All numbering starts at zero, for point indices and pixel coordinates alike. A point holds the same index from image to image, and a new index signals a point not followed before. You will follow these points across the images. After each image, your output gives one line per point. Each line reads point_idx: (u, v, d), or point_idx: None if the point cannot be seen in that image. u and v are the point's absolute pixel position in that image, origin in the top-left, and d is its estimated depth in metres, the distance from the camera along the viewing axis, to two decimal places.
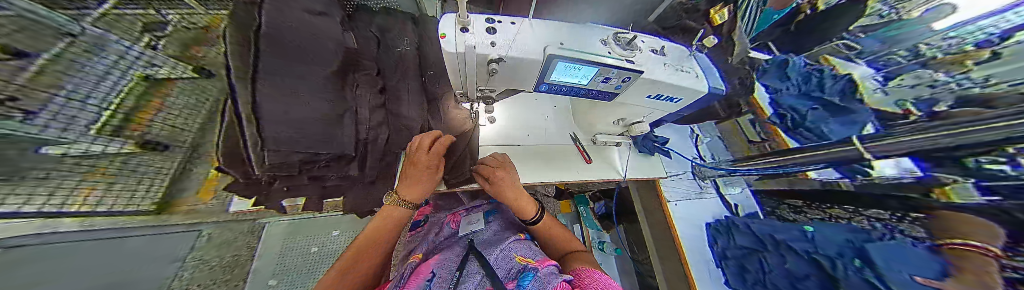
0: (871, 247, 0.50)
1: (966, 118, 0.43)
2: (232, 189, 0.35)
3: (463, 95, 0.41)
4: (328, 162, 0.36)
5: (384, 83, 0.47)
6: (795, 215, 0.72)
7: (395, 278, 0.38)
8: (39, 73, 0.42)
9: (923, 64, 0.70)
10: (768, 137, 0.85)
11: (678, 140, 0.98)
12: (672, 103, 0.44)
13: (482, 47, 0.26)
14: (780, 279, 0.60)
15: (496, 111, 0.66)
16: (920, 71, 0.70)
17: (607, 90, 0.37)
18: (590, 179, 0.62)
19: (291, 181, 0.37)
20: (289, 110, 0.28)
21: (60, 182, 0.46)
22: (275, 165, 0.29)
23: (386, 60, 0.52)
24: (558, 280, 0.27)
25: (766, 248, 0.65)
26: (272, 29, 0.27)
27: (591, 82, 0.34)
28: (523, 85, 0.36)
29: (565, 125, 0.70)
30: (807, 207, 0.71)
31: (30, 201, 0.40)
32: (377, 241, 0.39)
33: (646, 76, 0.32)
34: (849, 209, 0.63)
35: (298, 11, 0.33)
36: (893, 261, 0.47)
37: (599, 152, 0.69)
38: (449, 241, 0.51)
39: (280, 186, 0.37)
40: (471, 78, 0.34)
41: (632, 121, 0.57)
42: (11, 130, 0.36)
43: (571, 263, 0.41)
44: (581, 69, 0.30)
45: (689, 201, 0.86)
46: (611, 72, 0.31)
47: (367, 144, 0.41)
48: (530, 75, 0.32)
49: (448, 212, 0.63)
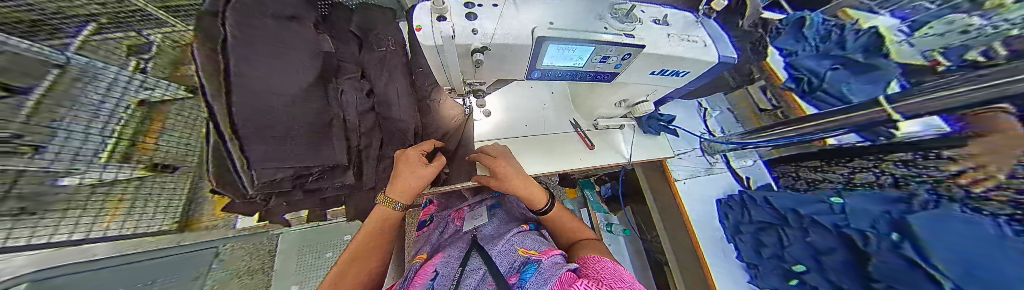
0: (912, 219, 0.39)
1: (1003, 66, 0.39)
2: (230, 209, 0.37)
3: (454, 91, 0.40)
4: (319, 174, 0.36)
5: (370, 86, 0.48)
6: (815, 174, 0.68)
7: (402, 278, 0.38)
8: (48, 112, 0.42)
9: (953, 7, 0.63)
10: (781, 104, 0.79)
11: (685, 116, 0.94)
12: (676, 78, 0.41)
13: (463, 36, 0.24)
14: (803, 253, 0.57)
15: (490, 104, 0.63)
16: (954, 16, 0.60)
17: (606, 70, 0.34)
18: (594, 166, 0.61)
19: (287, 195, 0.38)
20: (273, 125, 0.28)
21: (80, 214, 0.47)
22: (266, 183, 0.29)
23: (370, 62, 0.51)
24: (563, 271, 0.27)
25: (784, 222, 0.62)
26: (242, 39, 0.25)
27: (587, 64, 0.31)
28: (515, 74, 0.33)
29: (564, 111, 0.67)
30: (826, 165, 0.66)
31: (54, 233, 0.42)
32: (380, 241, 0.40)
33: (649, 51, 0.29)
34: (871, 158, 0.58)
35: (268, 16, 0.31)
36: (932, 232, 0.37)
37: (601, 137, 0.66)
38: (453, 237, 0.52)
39: (279, 201, 0.38)
40: (456, 71, 0.31)
41: (635, 101, 0.53)
42: (23, 166, 0.37)
43: (577, 251, 0.41)
44: (575, 50, 0.27)
45: (696, 178, 0.84)
46: (609, 51, 0.27)
47: (361, 150, 0.43)
48: (520, 62, 0.29)
49: (452, 210, 0.64)
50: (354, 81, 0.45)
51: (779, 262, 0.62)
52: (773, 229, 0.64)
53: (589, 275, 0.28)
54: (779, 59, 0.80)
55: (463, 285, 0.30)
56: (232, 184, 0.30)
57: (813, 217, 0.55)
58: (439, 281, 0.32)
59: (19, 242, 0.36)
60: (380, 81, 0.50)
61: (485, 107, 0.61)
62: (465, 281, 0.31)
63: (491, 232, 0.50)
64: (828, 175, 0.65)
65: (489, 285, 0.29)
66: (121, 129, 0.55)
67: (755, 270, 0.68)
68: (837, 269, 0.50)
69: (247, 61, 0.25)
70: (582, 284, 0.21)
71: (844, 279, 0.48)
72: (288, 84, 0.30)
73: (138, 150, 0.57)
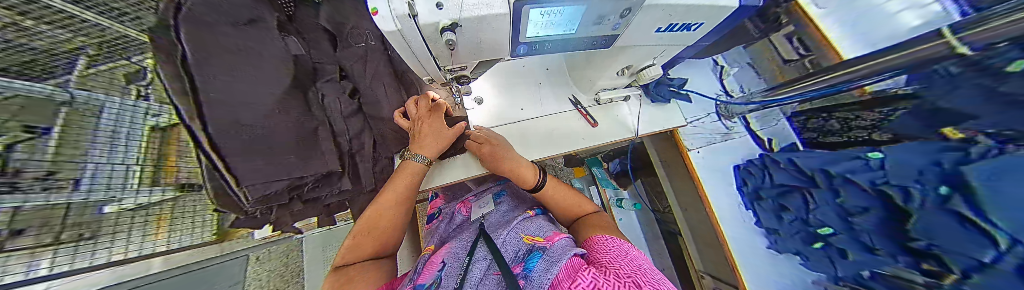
0: (970, 169, 0.31)
1: None
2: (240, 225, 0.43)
3: (440, 77, 0.38)
4: (312, 183, 0.42)
5: (350, 86, 0.52)
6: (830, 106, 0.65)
7: (410, 272, 0.39)
8: None
9: None
10: (812, 51, 0.69)
11: (698, 78, 0.87)
12: (687, 33, 0.35)
13: (425, 14, 0.19)
14: (829, 215, 0.52)
15: (480, 89, 0.59)
16: None
17: (602, 34, 0.29)
18: (598, 143, 0.58)
19: (286, 207, 0.44)
20: (244, 143, 0.30)
21: (128, 235, 0.56)
22: (258, 198, 0.34)
23: (346, 59, 0.54)
24: (568, 255, 0.25)
25: (811, 183, 0.56)
26: (205, 69, 0.27)
27: (580, 30, 0.27)
28: (498, 51, 0.30)
29: (561, 87, 0.62)
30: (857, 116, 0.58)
31: (21, 270, 0.36)
32: (392, 211, 0.38)
33: (649, 6, 0.24)
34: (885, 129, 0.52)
35: (209, 27, 0.30)
36: (995, 183, 0.28)
37: (603, 111, 0.62)
38: (462, 226, 0.54)
39: (280, 212, 0.44)
40: (429, 56, 0.28)
41: (639, 67, 0.47)
42: None
43: (582, 230, 0.40)
44: (559, 13, 0.21)
45: (712, 145, 0.80)
46: (601, 10, 0.22)
47: (355, 154, 0.49)
48: (501, 35, 0.25)
49: (458, 201, 0.65)
50: (332, 82, 0.50)
51: (802, 226, 0.60)
52: (797, 192, 0.59)
53: (597, 261, 0.26)
54: (849, 31, 0.65)
55: (470, 275, 0.30)
56: (228, 203, 0.36)
57: (846, 177, 0.48)
58: (446, 273, 0.32)
59: (63, 267, 0.42)
60: (362, 78, 0.54)
61: (475, 95, 0.58)
62: (471, 271, 0.31)
63: (496, 220, 0.50)
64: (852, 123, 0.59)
65: (494, 275, 0.29)
66: (140, 172, 0.59)
67: (776, 236, 0.67)
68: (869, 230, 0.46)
69: (214, 86, 0.27)
70: (586, 272, 0.18)
71: (877, 237, 0.45)
72: (257, 108, 0.33)
73: (165, 174, 0.61)
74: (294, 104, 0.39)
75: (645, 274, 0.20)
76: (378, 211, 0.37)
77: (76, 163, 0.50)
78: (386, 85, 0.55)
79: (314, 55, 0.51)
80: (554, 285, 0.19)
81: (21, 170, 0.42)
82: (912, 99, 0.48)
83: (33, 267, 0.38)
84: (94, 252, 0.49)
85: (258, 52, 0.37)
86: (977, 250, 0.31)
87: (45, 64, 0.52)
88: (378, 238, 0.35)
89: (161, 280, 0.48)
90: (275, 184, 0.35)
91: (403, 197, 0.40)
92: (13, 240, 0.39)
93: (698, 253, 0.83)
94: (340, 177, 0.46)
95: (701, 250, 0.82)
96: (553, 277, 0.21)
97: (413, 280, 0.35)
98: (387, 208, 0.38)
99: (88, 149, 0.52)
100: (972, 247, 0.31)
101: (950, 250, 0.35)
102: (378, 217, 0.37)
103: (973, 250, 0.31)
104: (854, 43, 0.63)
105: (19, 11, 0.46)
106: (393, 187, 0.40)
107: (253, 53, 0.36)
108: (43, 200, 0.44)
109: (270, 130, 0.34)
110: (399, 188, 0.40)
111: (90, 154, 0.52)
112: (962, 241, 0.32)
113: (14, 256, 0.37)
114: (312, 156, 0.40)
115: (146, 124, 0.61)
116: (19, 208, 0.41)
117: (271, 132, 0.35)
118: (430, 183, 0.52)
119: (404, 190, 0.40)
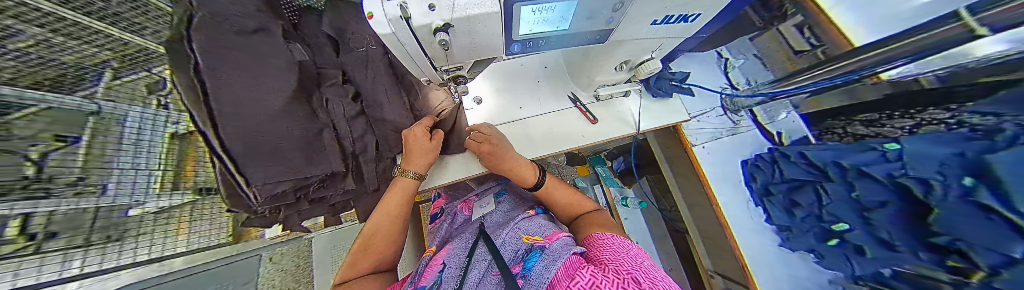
0: (994, 157, 0.29)
1: None
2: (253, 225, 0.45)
3: (439, 77, 0.38)
4: (318, 182, 0.43)
5: (353, 89, 0.54)
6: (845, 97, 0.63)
7: (413, 273, 0.40)
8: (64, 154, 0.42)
9: None
10: (823, 41, 0.69)
11: (703, 71, 0.85)
12: (685, 25, 0.35)
13: (418, 16, 0.20)
14: (845, 211, 0.50)
15: (479, 89, 0.59)
16: None
17: (598, 29, 0.29)
18: (598, 141, 0.58)
19: (293, 207, 0.45)
20: (252, 145, 0.32)
21: (150, 238, 0.59)
22: (268, 197, 0.36)
23: (349, 63, 0.56)
24: (568, 254, 0.25)
25: (825, 177, 0.54)
26: (216, 75, 0.28)
27: (574, 25, 0.27)
28: (493, 50, 0.31)
29: (560, 84, 0.62)
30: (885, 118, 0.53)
31: (51, 270, 0.39)
32: (387, 228, 0.40)
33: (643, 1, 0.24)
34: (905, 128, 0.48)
35: (218, 36, 0.31)
36: (1020, 170, 0.27)
37: (603, 108, 0.62)
38: (463, 226, 0.54)
39: (288, 212, 0.46)
40: (424, 58, 0.29)
41: (638, 62, 0.47)
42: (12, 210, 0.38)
43: (583, 228, 0.40)
44: (551, 9, 0.21)
45: (718, 140, 0.78)
46: (593, 5, 0.22)
47: (358, 155, 0.50)
48: (494, 34, 0.26)
49: (460, 201, 0.66)
50: (335, 86, 0.51)
51: (816, 223, 0.58)
52: (810, 186, 0.57)
53: (597, 258, 0.26)
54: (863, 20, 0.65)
55: (470, 275, 0.30)
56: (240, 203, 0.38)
57: (861, 169, 0.46)
58: (448, 274, 0.33)
59: (92, 268, 0.45)
60: (364, 81, 0.55)
61: (475, 95, 0.58)
62: (472, 271, 0.31)
63: (496, 220, 0.50)
64: (881, 129, 0.52)
65: (494, 275, 0.29)
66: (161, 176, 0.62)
67: (788, 233, 0.65)
68: (887, 225, 0.44)
69: (224, 91, 0.29)
70: (585, 271, 0.18)
71: (894, 233, 0.43)
72: (266, 111, 0.35)
73: (184, 178, 0.65)
74: (299, 107, 0.41)
75: (643, 271, 0.20)
76: (376, 229, 0.39)
77: (102, 171, 0.53)
78: (387, 88, 0.57)
79: (318, 60, 0.53)
80: (553, 284, 0.19)
81: (54, 177, 0.45)
82: (931, 88, 0.46)
83: (62, 268, 0.40)
84: (120, 253, 0.52)
85: (265, 58, 0.38)
86: (1003, 244, 0.29)
87: (74, 77, 0.55)
88: (371, 260, 0.36)
89: (182, 279, 0.51)
90: (282, 183, 0.37)
91: (399, 214, 0.41)
92: (46, 242, 0.42)
93: (706, 251, 0.81)
94: (344, 177, 0.48)
95: (709, 248, 0.80)
96: (553, 277, 0.21)
97: (415, 282, 0.36)
98: (381, 227, 0.39)
99: (113, 156, 0.55)
100: (996, 242, 0.30)
101: (975, 245, 0.33)
102: (373, 236, 0.38)
103: (997, 244, 0.29)
104: (867, 32, 0.63)
105: (50, 28, 0.49)
106: (386, 206, 0.41)
107: (260, 59, 0.37)
108: (74, 205, 0.47)
109: (277, 131, 0.36)
110: (393, 207, 0.41)
111: (115, 162, 0.56)
112: (987, 236, 0.30)
113: (46, 258, 0.40)
114: (318, 157, 0.42)
115: (166, 131, 0.65)
116: (52, 212, 0.44)
117: (281, 133, 0.36)
118: (432, 183, 0.53)
119: (398, 207, 0.42)
